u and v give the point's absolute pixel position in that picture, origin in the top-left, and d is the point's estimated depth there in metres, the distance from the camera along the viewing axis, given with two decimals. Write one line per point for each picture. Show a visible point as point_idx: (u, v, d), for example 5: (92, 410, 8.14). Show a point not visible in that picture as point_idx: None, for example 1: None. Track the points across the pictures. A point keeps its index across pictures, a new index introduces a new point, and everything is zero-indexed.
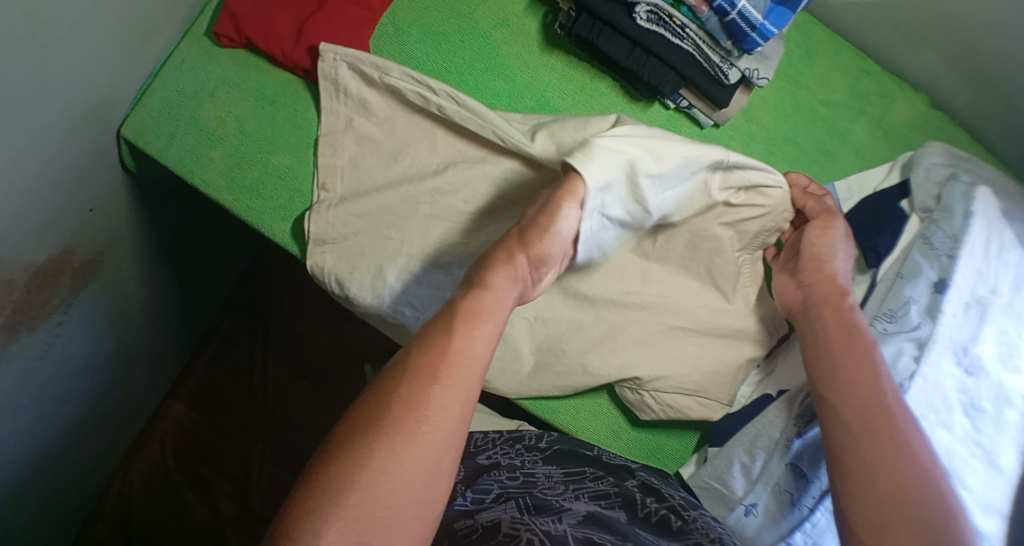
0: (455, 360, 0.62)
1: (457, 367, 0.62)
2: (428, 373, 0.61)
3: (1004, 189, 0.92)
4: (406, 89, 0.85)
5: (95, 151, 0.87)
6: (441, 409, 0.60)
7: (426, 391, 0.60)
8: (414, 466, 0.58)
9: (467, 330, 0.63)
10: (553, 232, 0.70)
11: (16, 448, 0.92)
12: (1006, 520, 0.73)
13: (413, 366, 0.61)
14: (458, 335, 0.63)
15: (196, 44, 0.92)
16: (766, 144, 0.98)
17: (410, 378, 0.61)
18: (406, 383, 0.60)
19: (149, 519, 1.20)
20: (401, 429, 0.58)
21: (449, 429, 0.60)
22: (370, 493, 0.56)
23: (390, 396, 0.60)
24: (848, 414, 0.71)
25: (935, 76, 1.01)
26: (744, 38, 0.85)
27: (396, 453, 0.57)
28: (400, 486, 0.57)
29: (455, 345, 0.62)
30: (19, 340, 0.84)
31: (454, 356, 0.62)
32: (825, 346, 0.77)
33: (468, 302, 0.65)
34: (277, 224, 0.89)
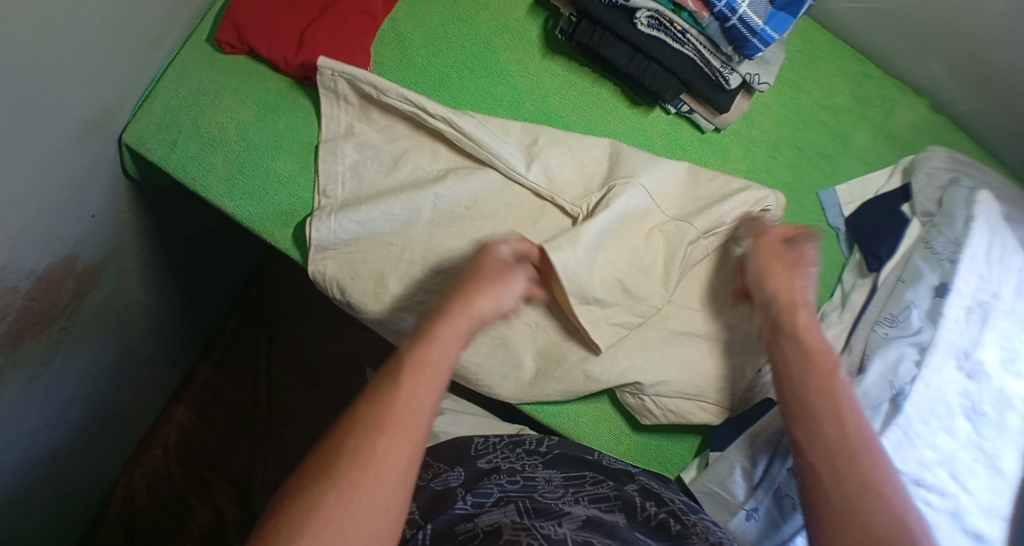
0: (401, 409, 0.63)
1: (402, 420, 0.63)
2: (375, 424, 0.62)
3: (1005, 194, 0.92)
4: (404, 109, 0.87)
5: (97, 158, 0.87)
6: (389, 456, 0.61)
7: (373, 440, 0.61)
8: (361, 515, 0.59)
9: (415, 382, 0.65)
10: (501, 286, 0.74)
11: (21, 454, 0.92)
12: (1008, 523, 0.77)
13: (362, 418, 0.63)
14: (404, 388, 0.64)
15: (198, 50, 0.92)
16: (767, 148, 0.98)
17: (358, 430, 0.62)
18: (354, 435, 0.62)
19: (155, 524, 1.21)
20: (346, 477, 0.59)
21: (395, 474, 0.61)
22: (318, 542, 0.57)
23: (338, 448, 0.61)
24: (815, 453, 0.69)
25: (937, 80, 1.01)
26: (745, 43, 0.85)
27: (343, 502, 0.59)
28: (347, 536, 0.58)
29: (402, 396, 0.64)
30: (24, 348, 0.85)
31: (402, 406, 0.63)
32: (787, 378, 0.74)
33: (413, 356, 0.67)
34: (279, 230, 0.89)
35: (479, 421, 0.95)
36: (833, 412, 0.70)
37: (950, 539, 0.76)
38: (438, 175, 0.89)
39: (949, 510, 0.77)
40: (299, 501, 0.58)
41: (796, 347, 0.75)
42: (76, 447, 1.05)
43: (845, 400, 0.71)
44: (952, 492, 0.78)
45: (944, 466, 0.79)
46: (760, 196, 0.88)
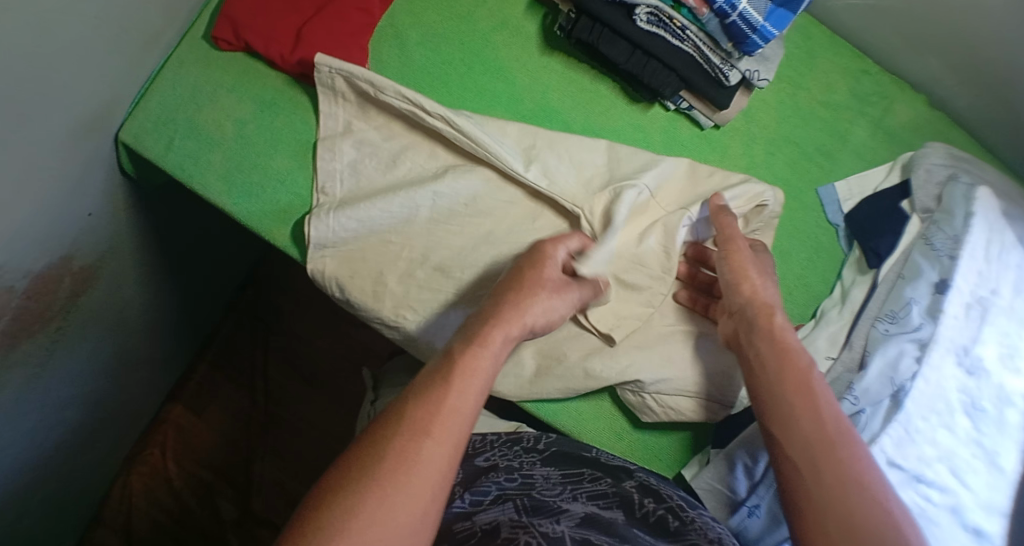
0: (446, 414, 0.63)
1: (445, 427, 0.62)
2: (422, 429, 0.61)
3: (1003, 190, 0.92)
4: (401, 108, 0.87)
5: (94, 156, 0.86)
6: (430, 462, 0.60)
7: (417, 446, 0.61)
8: (401, 521, 0.58)
9: (461, 388, 0.64)
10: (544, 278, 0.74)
11: (18, 455, 0.92)
12: (1008, 519, 0.77)
13: (408, 421, 0.62)
14: (450, 393, 0.63)
15: (194, 47, 0.92)
16: (766, 144, 0.98)
17: (402, 432, 0.61)
18: (400, 437, 0.61)
19: (153, 523, 1.21)
20: (388, 484, 0.59)
21: (435, 477, 0.60)
22: (355, 542, 0.56)
23: (384, 449, 0.60)
24: (794, 451, 0.67)
25: (934, 77, 1.01)
26: (745, 40, 0.85)
27: (386, 506, 0.58)
28: (385, 539, 0.57)
29: (448, 402, 0.63)
30: (20, 348, 0.84)
31: (447, 413, 0.63)
32: (760, 375, 0.73)
33: (460, 361, 0.66)
34: (276, 228, 0.88)
35: None
36: (813, 415, 0.69)
37: (951, 535, 0.76)
38: (437, 173, 0.88)
39: (949, 506, 0.77)
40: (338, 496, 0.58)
41: (771, 346, 0.74)
42: (74, 447, 1.04)
43: (826, 404, 0.70)
44: (952, 488, 0.78)
45: (943, 462, 0.79)
46: (757, 191, 0.89)
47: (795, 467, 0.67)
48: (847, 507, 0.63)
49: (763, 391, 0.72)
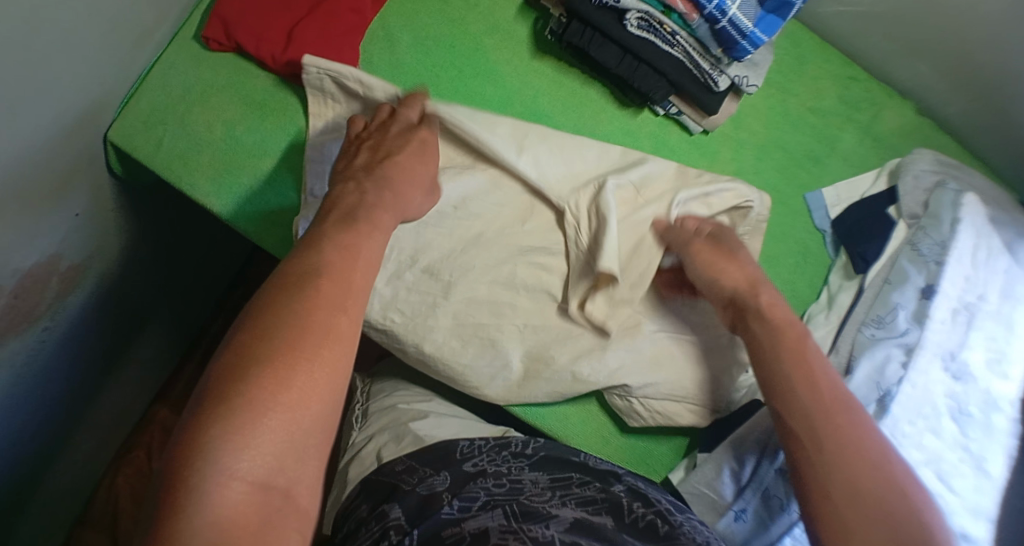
0: (332, 300, 0.62)
1: (354, 300, 0.64)
2: (336, 301, 0.62)
3: (990, 196, 0.93)
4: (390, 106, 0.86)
5: (82, 155, 0.86)
6: (347, 334, 0.62)
7: (333, 316, 0.62)
8: (323, 387, 0.59)
9: (365, 267, 0.66)
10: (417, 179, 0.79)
11: (4, 456, 0.91)
12: (994, 524, 0.77)
13: (321, 293, 0.62)
14: (356, 270, 0.65)
15: (185, 47, 0.91)
16: (756, 150, 0.99)
17: (317, 303, 0.62)
18: (316, 308, 0.61)
19: (136, 525, 1.18)
20: (307, 352, 0.59)
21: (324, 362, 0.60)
22: (283, 406, 0.57)
23: (297, 317, 0.60)
24: (796, 423, 0.69)
25: (922, 84, 1.02)
26: (734, 46, 0.85)
27: (307, 373, 0.59)
28: (309, 403, 0.58)
29: (354, 279, 0.65)
30: (6, 347, 0.84)
31: (355, 290, 0.64)
32: (760, 353, 0.75)
33: (357, 243, 0.67)
34: (266, 230, 0.88)
35: (463, 423, 0.94)
36: (811, 387, 0.70)
37: None
38: None
39: None
40: (235, 386, 0.57)
41: (762, 325, 0.76)
42: (61, 447, 1.04)
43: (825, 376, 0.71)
44: (938, 492, 0.78)
45: (930, 467, 0.79)
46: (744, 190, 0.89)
47: (798, 439, 0.68)
48: (852, 476, 0.65)
49: (764, 366, 0.73)
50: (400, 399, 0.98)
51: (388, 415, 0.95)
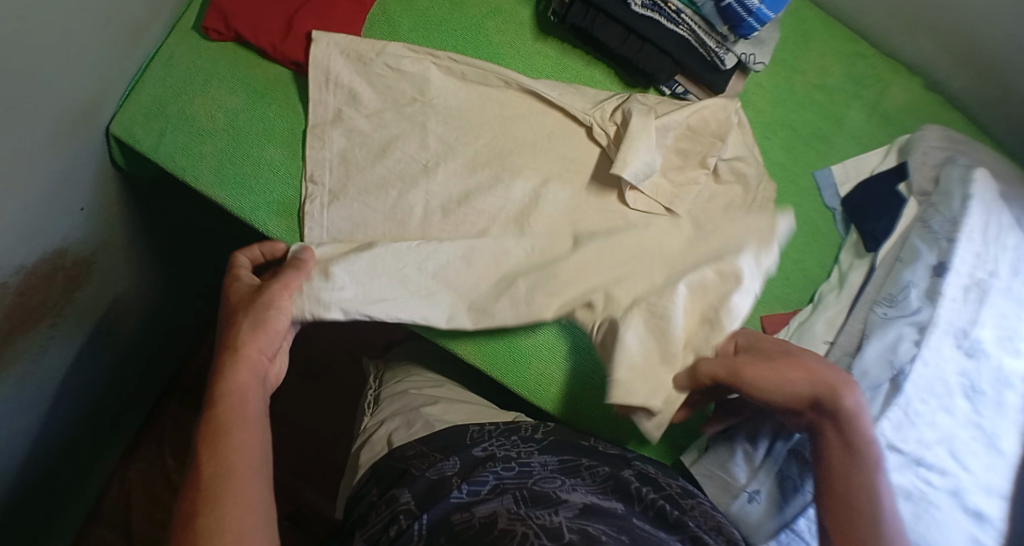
0: (239, 478, 0.66)
1: (235, 423, 0.69)
2: (210, 440, 0.68)
3: (999, 171, 0.92)
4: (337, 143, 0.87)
5: (84, 150, 0.85)
6: (244, 448, 0.68)
7: (223, 451, 0.67)
8: (246, 505, 0.65)
9: (229, 387, 0.71)
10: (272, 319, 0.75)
11: (15, 453, 0.91)
12: (1007, 501, 0.79)
13: (200, 440, 0.68)
14: (218, 400, 0.70)
15: (184, 37, 0.90)
16: (762, 129, 0.99)
17: (203, 448, 0.67)
18: (203, 451, 0.67)
19: (148, 518, 1.20)
20: (212, 492, 0.65)
21: (254, 495, 0.66)
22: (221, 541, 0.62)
23: (201, 466, 0.66)
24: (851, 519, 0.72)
25: (928, 59, 1.01)
26: (740, 23, 0.84)
27: (223, 506, 0.64)
28: (242, 525, 0.64)
29: (221, 410, 0.70)
30: (14, 344, 0.83)
31: (228, 413, 0.69)
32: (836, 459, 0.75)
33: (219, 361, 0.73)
34: (272, 220, 0.87)
35: (474, 410, 0.93)
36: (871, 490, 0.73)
37: (953, 517, 0.78)
38: (428, 167, 0.88)
39: (950, 489, 0.79)
40: None
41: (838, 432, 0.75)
42: (70, 444, 1.04)
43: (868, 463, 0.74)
44: (951, 470, 0.79)
45: (943, 445, 0.80)
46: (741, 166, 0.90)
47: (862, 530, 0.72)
48: None
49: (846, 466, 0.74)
50: (412, 384, 0.98)
51: (399, 401, 0.95)
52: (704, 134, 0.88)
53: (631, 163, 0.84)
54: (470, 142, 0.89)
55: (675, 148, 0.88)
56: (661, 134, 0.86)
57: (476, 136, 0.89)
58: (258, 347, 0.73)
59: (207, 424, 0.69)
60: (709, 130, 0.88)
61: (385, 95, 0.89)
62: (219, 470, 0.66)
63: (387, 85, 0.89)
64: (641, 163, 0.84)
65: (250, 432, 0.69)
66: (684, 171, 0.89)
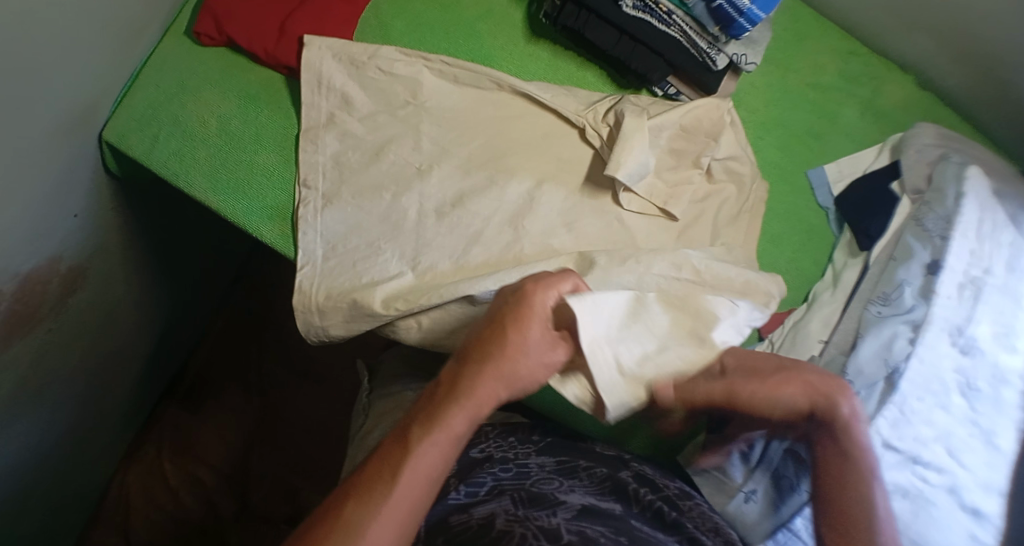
0: (397, 488, 0.65)
1: (445, 425, 0.68)
2: (422, 437, 0.68)
3: (993, 167, 0.92)
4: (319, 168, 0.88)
5: (78, 156, 0.85)
6: (433, 452, 0.67)
7: (424, 448, 0.67)
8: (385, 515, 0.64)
9: (486, 383, 0.69)
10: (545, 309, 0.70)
11: (13, 458, 0.91)
12: (1005, 498, 0.78)
13: (409, 440, 0.68)
14: (468, 400, 0.69)
15: (177, 43, 0.91)
16: (756, 128, 0.99)
17: (412, 448, 0.67)
18: (416, 448, 0.67)
19: (146, 523, 1.20)
20: (355, 497, 0.65)
21: (400, 503, 0.65)
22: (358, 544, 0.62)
23: (404, 463, 0.66)
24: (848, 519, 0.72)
25: (922, 56, 1.01)
26: (731, 24, 0.85)
27: (367, 511, 0.64)
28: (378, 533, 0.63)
29: (459, 409, 0.69)
30: (11, 350, 0.83)
31: (452, 415, 0.68)
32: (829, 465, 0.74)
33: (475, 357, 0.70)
34: (266, 224, 0.87)
35: None
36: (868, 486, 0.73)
37: (952, 515, 0.78)
38: (422, 170, 0.88)
39: (947, 486, 0.79)
40: None
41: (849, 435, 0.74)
42: (68, 451, 1.04)
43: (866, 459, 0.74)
44: (949, 468, 0.79)
45: (941, 443, 0.80)
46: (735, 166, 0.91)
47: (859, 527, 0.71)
48: None
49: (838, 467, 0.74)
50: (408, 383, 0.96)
51: (394, 399, 0.93)
52: (698, 133, 0.88)
53: (626, 162, 0.84)
54: (464, 144, 0.89)
55: (670, 148, 0.89)
56: (653, 135, 0.86)
57: (470, 138, 0.89)
58: (521, 342, 0.70)
59: (419, 425, 0.68)
60: (702, 130, 0.88)
61: (378, 98, 0.89)
62: (354, 502, 0.65)
63: (380, 88, 0.89)
64: (634, 163, 0.84)
65: (413, 472, 0.66)
66: (678, 171, 0.89)
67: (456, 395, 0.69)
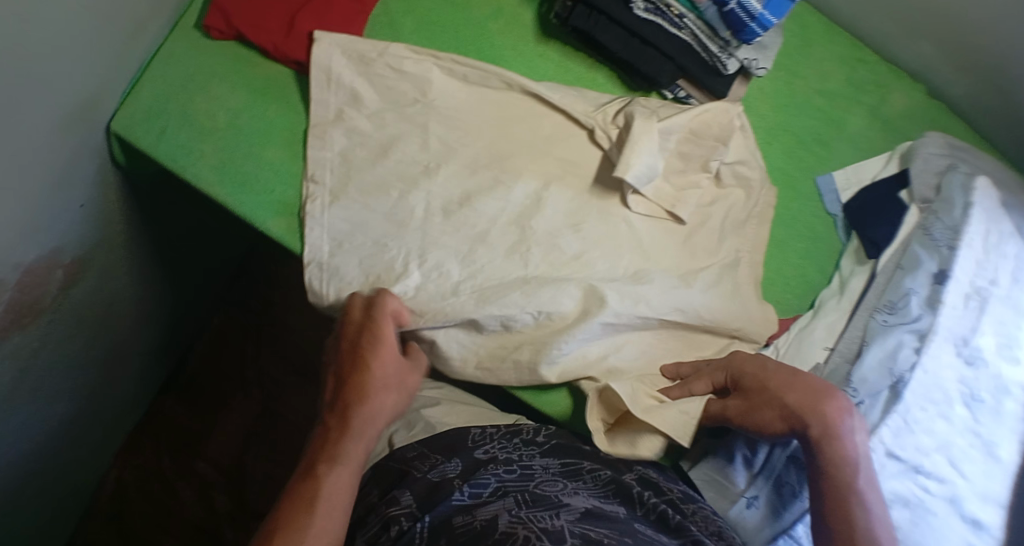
0: (331, 498, 0.73)
1: (350, 426, 0.77)
2: (345, 431, 0.77)
3: (999, 178, 0.92)
4: (340, 166, 0.87)
5: (83, 147, 0.85)
6: (356, 452, 0.77)
7: (342, 447, 0.77)
8: (327, 524, 0.72)
9: (365, 400, 0.78)
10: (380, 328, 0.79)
11: (11, 449, 0.91)
12: (1005, 509, 0.79)
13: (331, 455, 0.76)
14: (366, 404, 0.78)
15: (185, 35, 0.90)
16: (764, 133, 0.98)
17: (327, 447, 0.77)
18: (339, 445, 0.77)
19: (139, 518, 1.20)
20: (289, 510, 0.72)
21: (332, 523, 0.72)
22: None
23: (323, 468, 0.75)
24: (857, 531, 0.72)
25: (930, 66, 1.01)
26: (742, 28, 0.84)
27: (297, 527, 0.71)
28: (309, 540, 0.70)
29: (367, 410, 0.78)
30: (11, 342, 0.83)
31: (365, 418, 0.78)
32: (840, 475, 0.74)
33: (353, 377, 0.79)
34: (272, 219, 0.87)
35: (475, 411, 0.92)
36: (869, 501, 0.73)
37: (951, 524, 0.78)
38: (429, 168, 0.88)
39: (947, 496, 0.79)
40: None
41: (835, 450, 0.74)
42: (66, 443, 1.03)
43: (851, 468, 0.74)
44: (950, 478, 0.79)
45: (941, 453, 0.80)
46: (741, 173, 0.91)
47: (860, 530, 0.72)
48: None
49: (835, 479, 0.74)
50: None
51: None
52: (706, 137, 0.88)
53: (637, 164, 0.84)
54: (472, 143, 0.89)
55: (678, 152, 0.88)
56: (663, 138, 0.86)
57: (478, 138, 0.89)
58: (379, 358, 0.79)
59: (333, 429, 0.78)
60: (711, 135, 0.88)
61: (386, 96, 0.89)
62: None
63: (389, 85, 0.88)
64: (644, 164, 0.84)
65: (332, 488, 0.74)
66: (686, 175, 0.89)
67: (355, 408, 0.78)
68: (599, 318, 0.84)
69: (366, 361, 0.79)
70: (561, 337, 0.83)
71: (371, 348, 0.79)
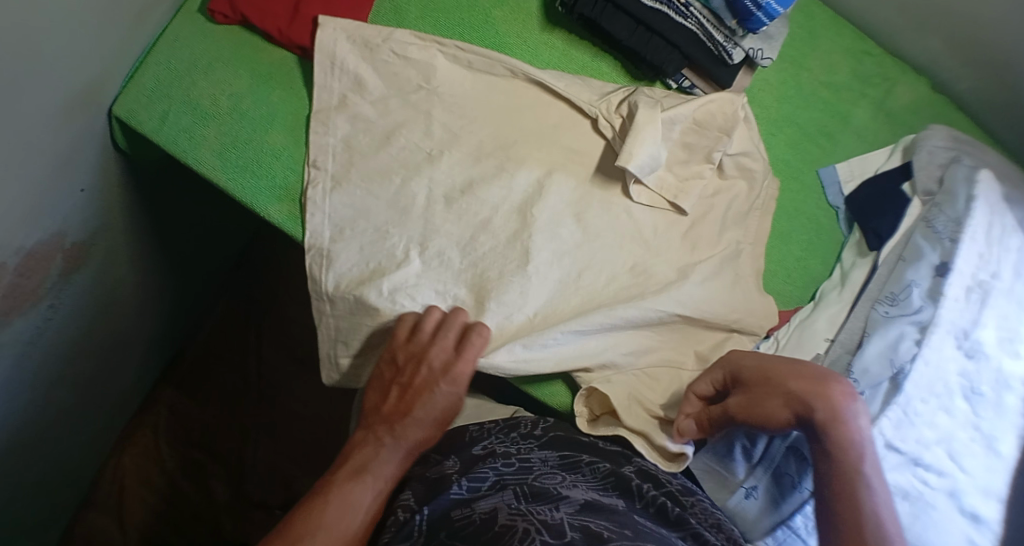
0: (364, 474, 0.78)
1: (405, 419, 0.80)
2: (394, 419, 0.80)
3: (1003, 172, 0.92)
4: (343, 152, 0.87)
5: (86, 131, 0.85)
6: (410, 438, 0.80)
7: (390, 433, 0.80)
8: (358, 497, 0.76)
9: (422, 399, 0.80)
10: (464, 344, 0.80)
11: (10, 434, 0.91)
12: (1004, 504, 0.78)
13: (379, 429, 0.81)
14: (422, 402, 0.80)
15: (190, 20, 0.90)
16: (768, 125, 0.99)
17: (381, 428, 0.80)
18: (384, 432, 0.80)
19: (141, 506, 1.20)
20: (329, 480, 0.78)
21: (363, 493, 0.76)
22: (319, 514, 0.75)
23: (367, 448, 0.80)
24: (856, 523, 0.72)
25: (936, 59, 1.01)
26: (749, 17, 0.85)
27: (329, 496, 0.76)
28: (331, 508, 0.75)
29: (417, 402, 0.80)
30: (12, 326, 0.83)
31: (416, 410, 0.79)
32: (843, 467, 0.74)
33: (411, 377, 0.81)
34: (274, 205, 0.86)
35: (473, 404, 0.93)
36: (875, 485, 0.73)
37: (950, 518, 0.78)
38: (432, 155, 0.88)
39: (948, 489, 0.79)
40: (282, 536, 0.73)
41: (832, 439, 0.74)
42: (65, 428, 1.03)
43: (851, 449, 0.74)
44: (949, 471, 0.79)
45: (942, 445, 0.80)
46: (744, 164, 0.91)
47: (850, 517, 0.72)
48: None
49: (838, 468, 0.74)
50: None
51: None
52: (711, 128, 0.88)
53: (638, 154, 0.84)
54: (475, 131, 0.89)
55: (681, 142, 0.88)
56: (667, 128, 0.85)
57: (482, 125, 0.89)
58: (447, 373, 0.80)
59: (387, 413, 0.81)
60: (715, 125, 0.88)
61: (390, 82, 0.88)
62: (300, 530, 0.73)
63: (393, 72, 0.88)
64: (648, 152, 0.84)
65: (369, 465, 0.79)
66: (690, 166, 0.89)
67: (409, 399, 0.80)
68: (599, 310, 0.85)
69: (443, 367, 0.80)
70: (557, 326, 0.84)
71: (427, 354, 0.80)
